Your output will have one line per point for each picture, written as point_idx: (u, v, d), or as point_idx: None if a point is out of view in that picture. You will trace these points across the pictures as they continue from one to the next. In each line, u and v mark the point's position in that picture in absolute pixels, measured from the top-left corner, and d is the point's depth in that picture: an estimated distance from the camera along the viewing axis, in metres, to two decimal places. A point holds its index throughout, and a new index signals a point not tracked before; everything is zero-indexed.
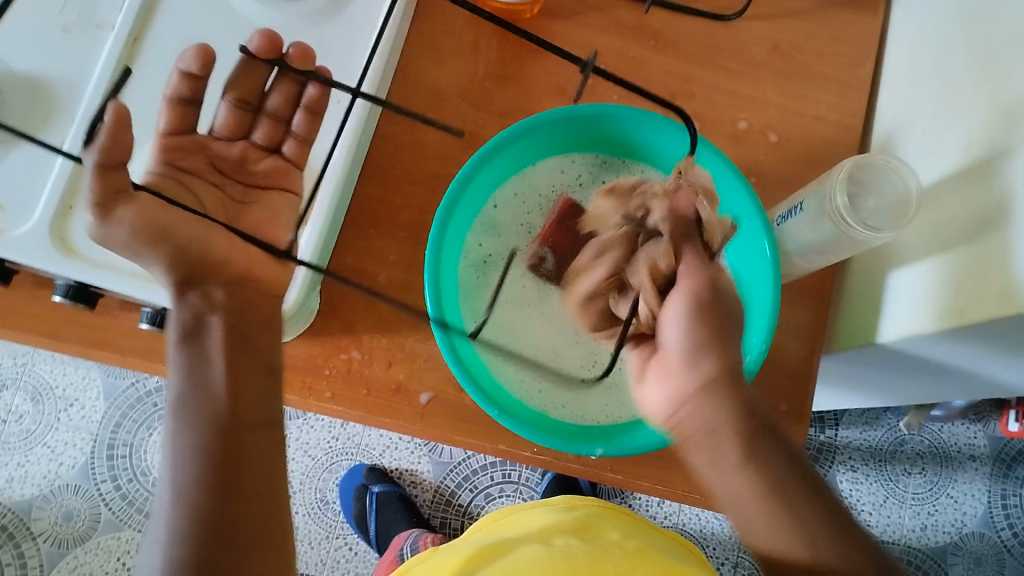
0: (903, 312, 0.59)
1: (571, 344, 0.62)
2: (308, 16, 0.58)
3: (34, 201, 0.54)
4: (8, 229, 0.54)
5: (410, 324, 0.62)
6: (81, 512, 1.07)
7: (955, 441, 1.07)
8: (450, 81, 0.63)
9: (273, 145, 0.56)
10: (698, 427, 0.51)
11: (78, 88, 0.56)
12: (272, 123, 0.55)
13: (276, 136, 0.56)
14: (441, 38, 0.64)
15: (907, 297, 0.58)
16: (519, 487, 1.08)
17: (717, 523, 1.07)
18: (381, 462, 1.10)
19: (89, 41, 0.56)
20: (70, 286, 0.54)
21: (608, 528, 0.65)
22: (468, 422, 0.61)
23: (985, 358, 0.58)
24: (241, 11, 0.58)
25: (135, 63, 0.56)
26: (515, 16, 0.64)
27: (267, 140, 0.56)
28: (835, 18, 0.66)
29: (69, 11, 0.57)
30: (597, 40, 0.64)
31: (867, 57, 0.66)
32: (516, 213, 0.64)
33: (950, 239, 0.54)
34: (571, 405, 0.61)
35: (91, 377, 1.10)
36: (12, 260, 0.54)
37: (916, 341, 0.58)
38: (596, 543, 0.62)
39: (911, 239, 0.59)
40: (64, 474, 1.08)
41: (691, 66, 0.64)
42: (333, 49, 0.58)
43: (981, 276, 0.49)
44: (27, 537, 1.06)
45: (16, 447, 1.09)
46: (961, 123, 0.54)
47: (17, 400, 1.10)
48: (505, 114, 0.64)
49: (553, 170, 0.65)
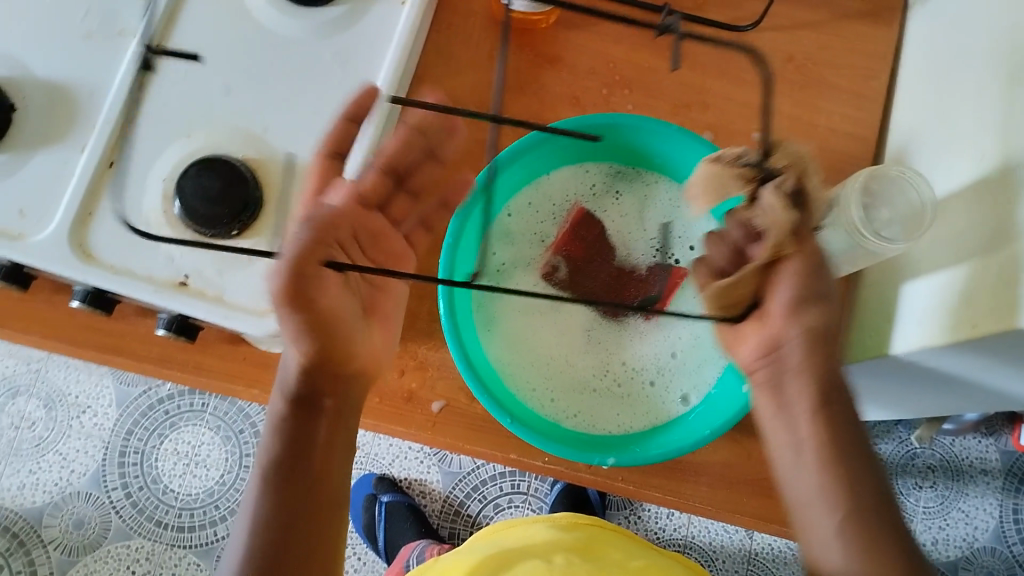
0: (915, 323, 0.59)
1: (581, 352, 0.63)
2: (326, 25, 0.58)
3: (54, 207, 0.55)
4: (27, 235, 0.54)
5: (424, 332, 0.62)
6: (91, 519, 1.07)
7: (967, 455, 1.06)
8: (466, 91, 0.64)
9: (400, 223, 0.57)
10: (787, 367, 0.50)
11: (98, 96, 0.56)
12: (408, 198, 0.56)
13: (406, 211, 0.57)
14: (458, 48, 0.64)
15: (921, 308, 0.58)
16: (528, 497, 1.08)
17: (727, 536, 1.07)
18: (390, 472, 1.11)
19: (113, 50, 0.57)
20: (89, 292, 0.55)
21: (610, 548, 0.66)
22: (481, 430, 0.61)
23: (999, 370, 0.58)
24: (259, 22, 0.58)
25: (156, 72, 0.57)
26: (531, 26, 0.64)
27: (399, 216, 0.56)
28: (849, 31, 0.66)
29: (91, 19, 0.57)
30: (611, 51, 0.65)
31: (881, 69, 0.66)
32: (530, 222, 0.64)
33: (965, 250, 0.54)
34: (582, 415, 0.61)
35: (103, 384, 1.11)
36: (32, 264, 0.54)
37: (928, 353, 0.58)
38: (599, 563, 0.63)
39: (924, 251, 0.60)
40: (75, 481, 1.08)
41: (705, 77, 0.65)
42: (352, 60, 0.58)
43: (997, 286, 0.49)
44: (37, 545, 1.06)
45: (28, 454, 1.09)
46: (976, 136, 0.55)
47: (30, 407, 1.11)
48: (520, 123, 0.64)
49: (568, 180, 0.65)
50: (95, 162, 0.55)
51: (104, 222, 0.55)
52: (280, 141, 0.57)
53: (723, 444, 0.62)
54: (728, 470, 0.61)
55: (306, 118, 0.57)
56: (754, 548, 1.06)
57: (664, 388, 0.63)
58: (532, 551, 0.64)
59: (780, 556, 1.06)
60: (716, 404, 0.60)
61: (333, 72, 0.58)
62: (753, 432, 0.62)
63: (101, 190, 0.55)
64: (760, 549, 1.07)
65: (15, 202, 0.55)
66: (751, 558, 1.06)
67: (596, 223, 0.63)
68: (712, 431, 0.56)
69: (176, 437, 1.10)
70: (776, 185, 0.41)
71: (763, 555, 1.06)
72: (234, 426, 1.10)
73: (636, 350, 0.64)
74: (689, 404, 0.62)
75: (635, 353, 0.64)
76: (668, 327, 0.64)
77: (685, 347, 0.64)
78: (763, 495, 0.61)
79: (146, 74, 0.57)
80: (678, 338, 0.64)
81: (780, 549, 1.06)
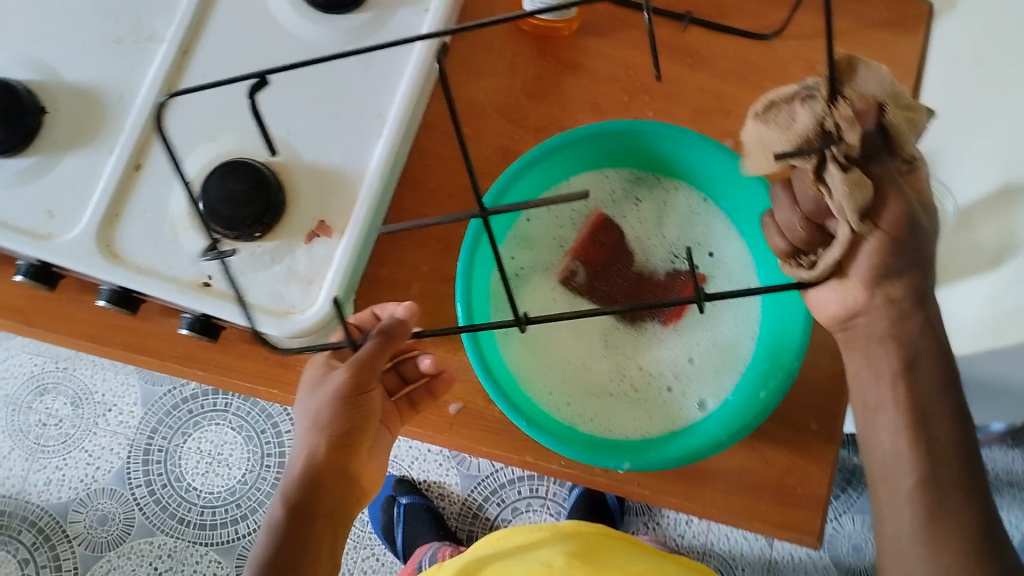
0: (964, 325, 0.58)
1: (599, 357, 0.64)
2: (348, 32, 0.59)
3: (83, 208, 0.56)
4: (56, 235, 0.55)
5: (442, 334, 0.63)
6: (115, 516, 1.09)
7: (993, 467, 1.05)
8: (487, 97, 0.65)
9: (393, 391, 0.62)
10: (874, 333, 0.49)
11: (127, 99, 0.58)
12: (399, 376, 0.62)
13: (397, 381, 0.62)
14: (480, 54, 0.65)
15: (968, 311, 0.58)
16: (546, 502, 1.08)
17: (747, 544, 1.06)
18: (409, 474, 1.11)
19: (143, 54, 0.58)
20: (114, 291, 0.56)
21: (612, 554, 0.68)
22: (497, 433, 0.62)
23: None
24: (285, 27, 0.59)
25: (184, 76, 0.58)
26: (552, 33, 0.65)
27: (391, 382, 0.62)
28: (872, 40, 0.65)
29: (121, 25, 0.59)
30: (633, 57, 0.65)
31: (906, 77, 0.64)
32: (550, 227, 0.65)
33: (1000, 254, 0.54)
34: (599, 419, 0.61)
35: (129, 382, 1.13)
36: (61, 264, 0.55)
37: (979, 353, 0.57)
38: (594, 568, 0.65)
39: (963, 253, 0.59)
40: (100, 478, 1.10)
41: (726, 84, 0.65)
42: (375, 66, 0.59)
43: None
44: (62, 540, 1.08)
45: (55, 451, 1.11)
46: (1001, 143, 0.54)
47: (57, 405, 1.13)
48: (540, 128, 0.65)
49: (587, 186, 0.65)
50: (123, 165, 0.56)
51: (129, 224, 0.56)
52: (303, 145, 0.58)
53: (739, 451, 0.62)
54: (745, 477, 0.61)
55: (329, 121, 0.58)
56: (774, 557, 1.06)
57: (681, 394, 0.63)
58: (530, 557, 0.67)
59: (800, 565, 1.05)
60: (730, 411, 0.60)
61: (357, 77, 0.58)
62: (770, 438, 0.62)
63: (129, 190, 0.56)
64: (780, 557, 1.06)
65: (46, 203, 0.56)
66: (771, 567, 1.05)
67: (615, 229, 0.64)
68: (728, 437, 0.55)
69: (199, 436, 1.11)
70: (837, 152, 0.39)
71: (783, 564, 1.05)
72: (256, 426, 1.11)
73: (653, 355, 0.64)
74: (705, 410, 0.62)
75: (652, 359, 0.64)
76: (685, 334, 0.64)
77: (702, 353, 0.64)
78: (781, 502, 0.61)
79: (173, 79, 0.58)
80: (695, 345, 0.64)
81: (800, 558, 1.06)
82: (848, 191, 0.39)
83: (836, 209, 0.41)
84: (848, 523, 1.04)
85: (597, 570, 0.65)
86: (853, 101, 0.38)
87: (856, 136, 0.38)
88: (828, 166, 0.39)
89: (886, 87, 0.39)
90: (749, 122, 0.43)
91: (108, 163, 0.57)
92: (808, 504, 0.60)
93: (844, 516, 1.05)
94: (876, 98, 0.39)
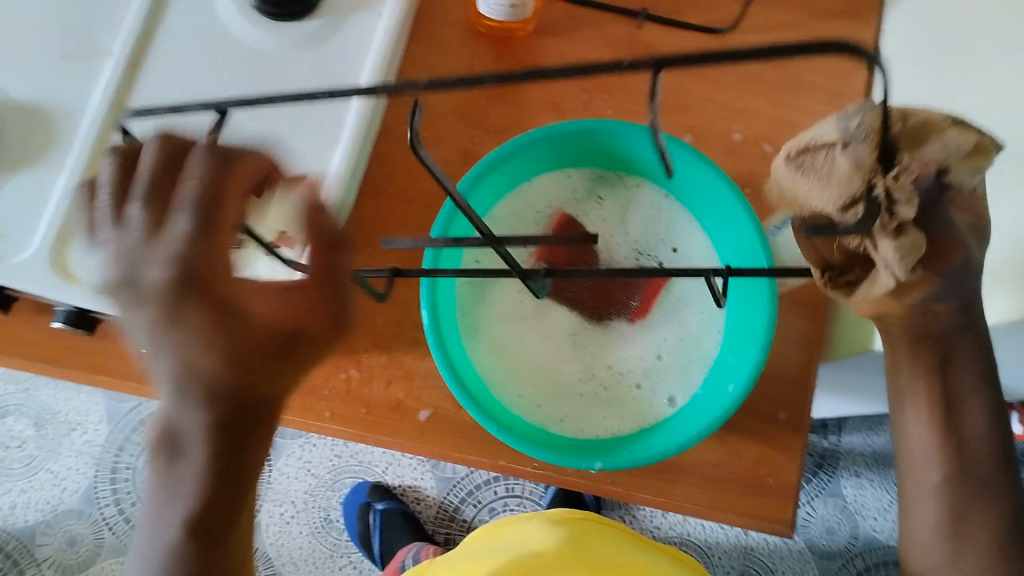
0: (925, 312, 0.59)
1: (567, 357, 0.64)
2: (302, 38, 0.58)
3: (36, 229, 0.54)
4: (8, 258, 0.54)
5: (410, 342, 0.62)
6: (85, 536, 1.07)
7: None
8: (446, 100, 0.64)
9: (365, 397, 0.62)
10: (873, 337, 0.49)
11: (76, 115, 0.56)
12: (369, 383, 0.62)
13: (368, 389, 0.62)
14: (436, 56, 0.64)
15: None
16: (523, 501, 1.08)
17: (722, 533, 1.07)
18: (384, 479, 1.11)
19: (90, 68, 0.57)
20: (71, 313, 0.54)
21: (603, 540, 0.69)
22: (469, 438, 0.61)
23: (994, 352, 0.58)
24: (236, 34, 0.58)
25: (134, 89, 0.56)
26: (509, 35, 0.64)
27: (362, 388, 0.62)
28: (826, 30, 0.65)
29: (67, 39, 0.57)
30: (590, 56, 0.65)
31: (860, 67, 0.65)
32: (513, 227, 0.64)
33: None
34: (569, 420, 0.61)
35: (93, 401, 1.11)
36: (14, 287, 0.54)
37: None
38: (590, 565, 0.65)
39: None
40: (67, 499, 1.07)
41: (683, 79, 0.65)
42: (331, 71, 0.58)
43: None
44: (30, 563, 1.06)
45: (20, 473, 1.09)
46: None
47: (19, 426, 1.11)
48: (501, 130, 0.64)
49: (550, 187, 0.65)
50: (75, 183, 0.54)
51: None
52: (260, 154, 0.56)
53: (713, 445, 0.62)
54: (719, 470, 0.61)
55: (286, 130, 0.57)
56: (750, 543, 1.07)
57: (651, 391, 0.63)
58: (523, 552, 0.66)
59: (776, 550, 1.06)
60: (701, 406, 0.60)
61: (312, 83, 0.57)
62: (741, 431, 0.62)
63: None
64: (757, 544, 1.07)
65: None
66: (748, 553, 1.07)
67: (580, 227, 0.64)
68: (698, 432, 0.55)
69: None
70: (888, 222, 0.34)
71: (759, 550, 1.07)
72: None
73: (621, 353, 0.64)
74: (676, 405, 0.62)
75: (621, 357, 0.64)
76: (651, 330, 0.64)
77: (670, 349, 0.64)
78: (755, 494, 0.61)
79: (123, 91, 0.56)
80: (662, 340, 0.64)
81: (776, 543, 1.07)
82: (899, 256, 0.34)
83: (881, 263, 0.36)
84: (821, 506, 1.06)
85: (592, 559, 0.66)
86: (915, 169, 0.33)
87: (912, 210, 0.33)
88: (876, 232, 0.34)
89: (949, 147, 0.34)
90: (783, 161, 0.39)
91: (59, 182, 0.55)
92: (782, 495, 0.61)
93: (817, 498, 1.06)
94: (938, 163, 0.33)
